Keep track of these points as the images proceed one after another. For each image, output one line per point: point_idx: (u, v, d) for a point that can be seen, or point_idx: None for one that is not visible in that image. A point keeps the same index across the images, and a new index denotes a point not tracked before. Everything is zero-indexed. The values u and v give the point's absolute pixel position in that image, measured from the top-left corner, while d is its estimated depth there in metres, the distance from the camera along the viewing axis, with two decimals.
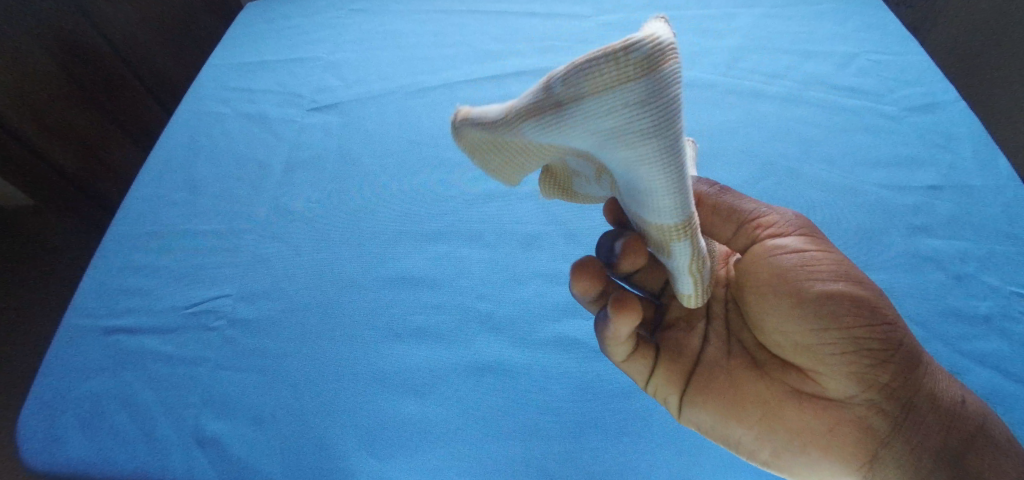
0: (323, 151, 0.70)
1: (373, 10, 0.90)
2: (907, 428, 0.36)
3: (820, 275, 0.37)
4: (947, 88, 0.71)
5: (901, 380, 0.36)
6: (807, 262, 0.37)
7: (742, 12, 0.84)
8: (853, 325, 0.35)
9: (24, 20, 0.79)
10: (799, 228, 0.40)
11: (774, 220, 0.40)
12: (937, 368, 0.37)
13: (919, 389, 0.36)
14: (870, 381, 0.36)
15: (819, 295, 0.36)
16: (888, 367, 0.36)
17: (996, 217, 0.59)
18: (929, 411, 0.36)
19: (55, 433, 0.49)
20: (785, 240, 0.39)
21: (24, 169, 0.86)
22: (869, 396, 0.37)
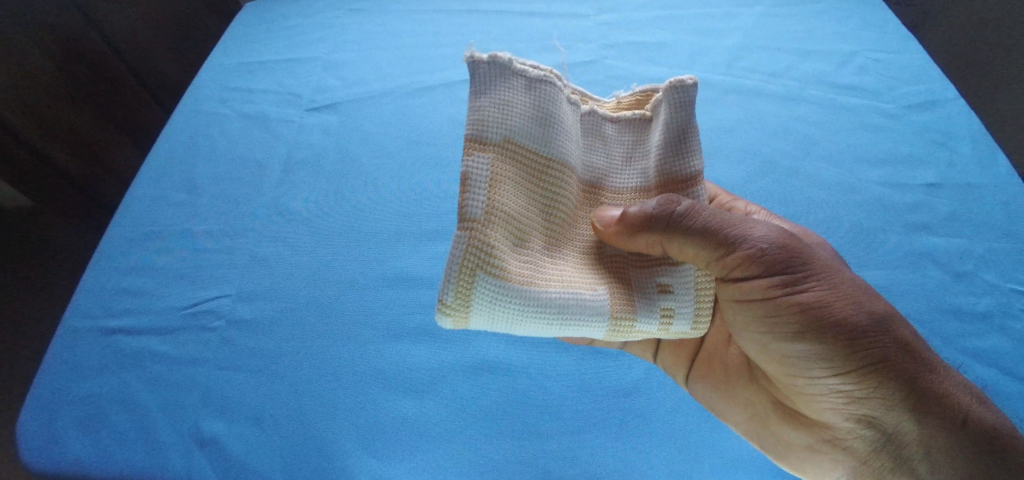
0: (323, 151, 0.70)
1: (372, 10, 0.90)
2: (898, 458, 0.37)
3: (785, 321, 0.39)
4: (946, 87, 0.71)
5: (882, 414, 0.37)
6: (775, 306, 0.39)
7: (742, 11, 0.84)
8: (818, 368, 0.39)
9: (24, 21, 0.79)
10: (775, 260, 0.38)
11: (753, 249, 0.38)
12: (937, 379, 0.36)
13: (907, 426, 0.36)
14: (849, 413, 0.39)
15: (784, 343, 0.40)
16: (864, 403, 0.38)
17: (996, 215, 0.59)
18: (920, 449, 0.36)
19: (54, 434, 0.49)
20: (758, 277, 0.39)
21: (24, 170, 0.87)
22: (855, 423, 0.40)
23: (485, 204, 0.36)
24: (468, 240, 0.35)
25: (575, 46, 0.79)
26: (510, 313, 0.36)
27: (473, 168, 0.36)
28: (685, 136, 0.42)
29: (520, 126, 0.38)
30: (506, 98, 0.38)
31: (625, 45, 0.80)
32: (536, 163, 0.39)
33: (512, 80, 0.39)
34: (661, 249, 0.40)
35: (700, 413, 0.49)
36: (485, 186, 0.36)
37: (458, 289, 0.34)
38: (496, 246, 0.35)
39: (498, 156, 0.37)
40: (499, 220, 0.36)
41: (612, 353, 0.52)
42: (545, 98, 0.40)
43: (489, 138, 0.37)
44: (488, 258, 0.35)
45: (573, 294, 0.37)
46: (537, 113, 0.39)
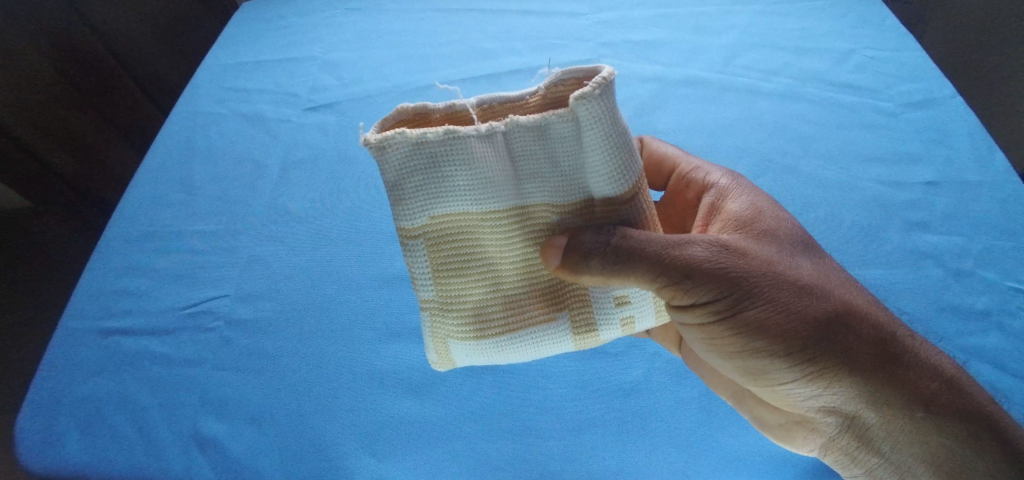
0: (320, 151, 0.70)
1: (370, 10, 0.90)
2: (864, 437, 0.39)
3: (734, 336, 0.38)
4: (944, 84, 0.71)
5: (845, 405, 0.38)
6: (722, 322, 0.38)
7: (740, 9, 0.84)
8: (778, 376, 0.39)
9: (20, 22, 0.79)
10: (710, 280, 0.37)
11: (689, 270, 0.37)
12: (899, 371, 0.36)
13: (869, 413, 0.37)
14: (815, 406, 0.40)
15: (740, 356, 0.39)
16: (827, 398, 0.38)
17: (994, 213, 0.59)
18: (883, 431, 0.37)
19: (51, 436, 0.48)
20: (699, 297, 0.37)
21: (12, 164, 0.87)
22: (822, 413, 0.40)
23: (435, 285, 0.38)
24: (431, 316, 0.39)
25: (573, 45, 0.79)
26: (487, 362, 0.40)
27: (414, 254, 0.38)
28: (619, 148, 0.35)
29: (437, 197, 0.36)
30: (417, 178, 0.36)
31: (622, 44, 0.80)
32: (468, 224, 0.37)
33: (414, 155, 0.35)
34: (607, 284, 0.38)
35: (699, 411, 0.49)
36: (429, 270, 0.38)
37: (439, 350, 0.41)
38: (454, 315, 0.39)
39: (429, 238, 0.37)
40: (451, 295, 0.38)
41: (610, 352, 0.52)
42: (453, 154, 0.35)
43: (415, 225, 0.37)
44: (453, 328, 0.39)
45: (539, 337, 0.39)
46: (452, 181, 0.36)
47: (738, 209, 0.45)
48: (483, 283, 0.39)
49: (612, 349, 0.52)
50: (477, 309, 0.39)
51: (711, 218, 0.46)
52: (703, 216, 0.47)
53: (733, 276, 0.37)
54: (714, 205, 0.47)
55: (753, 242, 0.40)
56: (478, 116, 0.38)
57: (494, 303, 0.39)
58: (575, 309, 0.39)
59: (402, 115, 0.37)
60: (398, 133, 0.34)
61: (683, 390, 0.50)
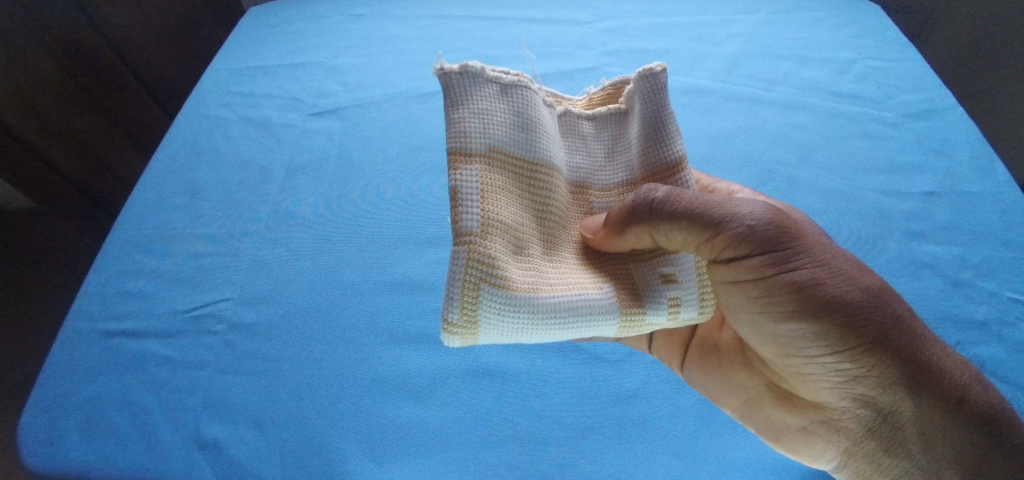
0: (325, 156, 0.71)
1: (375, 16, 0.91)
2: (892, 435, 0.39)
3: (780, 306, 0.39)
4: (944, 95, 0.71)
5: (878, 394, 0.38)
6: (769, 290, 0.39)
7: (742, 19, 0.84)
8: (815, 349, 0.39)
9: (27, 24, 0.80)
10: (766, 246, 0.38)
11: (743, 233, 0.37)
12: (934, 362, 0.37)
13: (903, 404, 0.37)
14: (846, 392, 0.40)
15: (781, 324, 0.40)
16: (861, 382, 0.38)
17: (994, 223, 0.59)
18: (914, 428, 0.37)
19: (53, 436, 0.49)
20: (750, 263, 0.38)
21: (23, 169, 0.86)
22: (852, 402, 0.40)
23: (483, 217, 0.36)
24: (467, 257, 0.35)
25: (575, 55, 0.80)
26: (520, 327, 0.36)
27: (463, 181, 0.36)
28: (666, 124, 0.42)
29: (501, 131, 0.39)
30: (485, 105, 0.39)
31: (624, 52, 0.80)
32: (523, 172, 0.40)
33: (487, 89, 0.39)
34: (652, 240, 0.39)
35: (699, 418, 0.49)
36: (479, 199, 0.36)
37: (463, 306, 0.35)
38: (498, 258, 0.35)
39: (483, 167, 0.37)
40: (499, 232, 0.36)
41: (610, 359, 0.53)
42: (521, 99, 0.40)
43: (472, 150, 0.38)
44: (493, 272, 0.35)
45: (585, 295, 0.37)
46: (516, 120, 0.39)
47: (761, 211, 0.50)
48: (529, 234, 0.39)
49: (612, 356, 0.53)
50: (519, 258, 0.37)
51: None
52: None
53: (790, 246, 0.38)
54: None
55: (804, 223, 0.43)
56: None
57: (536, 259, 0.38)
58: (618, 287, 0.39)
59: None
60: (477, 65, 0.39)
61: (684, 397, 0.50)
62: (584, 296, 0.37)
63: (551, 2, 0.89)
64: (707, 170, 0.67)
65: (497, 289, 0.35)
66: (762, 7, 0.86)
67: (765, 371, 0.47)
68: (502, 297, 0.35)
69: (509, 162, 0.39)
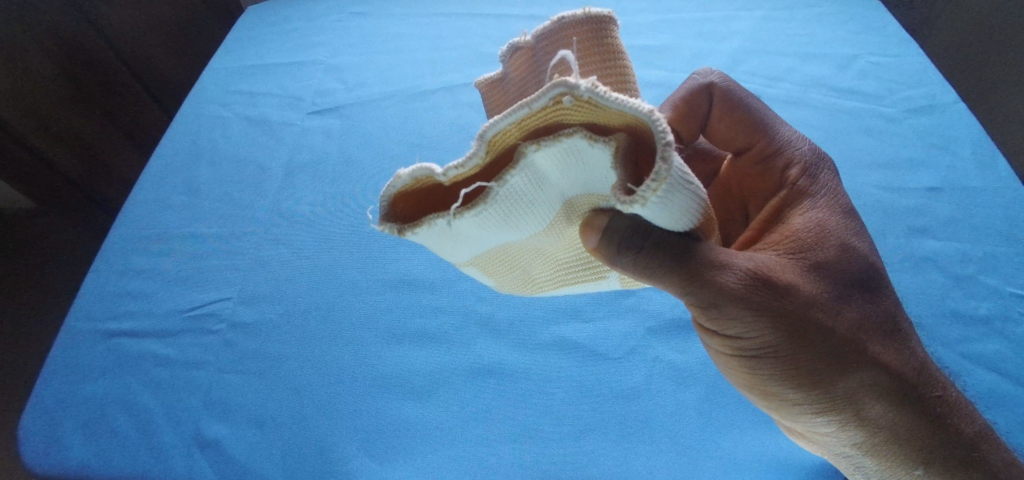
0: (325, 155, 0.70)
1: (375, 14, 0.90)
2: (861, 472, 0.38)
3: (751, 366, 0.36)
4: (946, 90, 0.71)
5: (849, 449, 0.37)
6: (740, 350, 0.36)
7: (743, 15, 0.84)
8: (782, 404, 0.37)
9: (26, 24, 0.79)
10: (740, 317, 0.33)
11: (719, 304, 0.33)
12: (913, 435, 0.33)
13: (869, 458, 0.36)
14: (817, 437, 0.38)
15: (751, 378, 0.37)
16: (829, 434, 0.36)
17: (997, 219, 0.59)
18: (881, 475, 0.37)
19: (54, 437, 0.49)
20: (722, 324, 0.35)
21: (27, 171, 0.88)
22: (822, 444, 0.39)
23: (496, 276, 0.43)
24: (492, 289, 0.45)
25: None
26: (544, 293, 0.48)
27: (468, 269, 0.40)
28: (679, 217, 0.29)
29: (480, 248, 0.35)
30: (457, 244, 0.33)
31: (626, 49, 0.80)
32: (516, 247, 0.37)
33: (438, 237, 0.31)
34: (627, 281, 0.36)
35: (699, 416, 0.49)
36: (486, 274, 0.41)
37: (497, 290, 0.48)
38: (511, 288, 0.45)
39: (480, 261, 0.39)
40: (509, 278, 0.44)
41: (611, 357, 0.52)
42: (487, 222, 0.31)
43: (464, 260, 0.38)
44: (511, 289, 0.46)
45: (591, 284, 0.46)
46: (487, 234, 0.33)
47: (804, 224, 0.37)
48: (538, 267, 0.43)
49: (614, 353, 0.53)
50: (531, 280, 0.44)
51: (772, 221, 0.40)
52: (765, 216, 0.40)
53: (765, 316, 0.33)
54: (779, 210, 0.40)
55: (803, 269, 0.35)
56: (503, 134, 0.28)
57: (547, 278, 0.44)
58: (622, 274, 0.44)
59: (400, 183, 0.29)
60: (411, 235, 0.30)
61: (686, 394, 0.50)
62: (591, 285, 0.46)
63: None
64: None
65: (520, 291, 0.47)
66: (764, 3, 0.86)
67: None
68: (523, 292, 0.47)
69: (498, 250, 0.37)
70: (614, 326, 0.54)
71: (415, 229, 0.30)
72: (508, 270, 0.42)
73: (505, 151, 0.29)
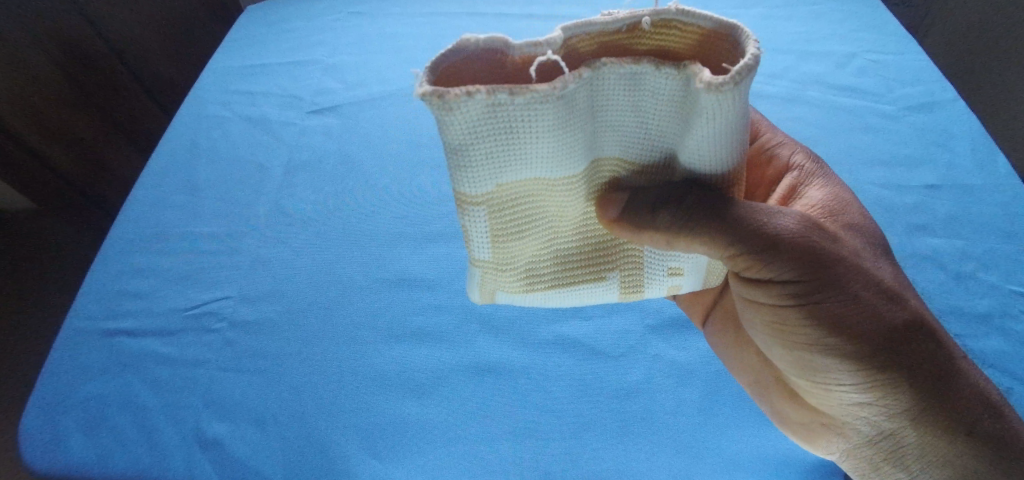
0: (324, 154, 0.71)
1: (374, 13, 0.91)
2: (894, 451, 0.40)
3: (796, 326, 0.38)
4: (945, 88, 0.71)
5: (882, 415, 0.38)
6: (784, 310, 0.38)
7: (742, 13, 0.84)
8: (823, 366, 0.39)
9: (25, 24, 0.79)
10: (795, 265, 0.36)
11: (771, 258, 0.36)
12: (950, 387, 0.36)
13: (908, 430, 0.37)
14: (849, 406, 0.40)
15: (794, 339, 0.39)
16: (866, 400, 0.38)
17: (997, 216, 0.59)
18: (916, 450, 0.38)
19: (54, 436, 0.49)
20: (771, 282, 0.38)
21: (37, 181, 0.90)
22: (855, 418, 0.41)
23: (493, 247, 0.39)
24: (481, 275, 0.41)
25: None
26: (530, 303, 0.44)
27: (471, 218, 0.37)
28: (733, 140, 0.33)
29: (511, 167, 0.34)
30: (490, 142, 0.32)
31: None
32: (536, 190, 0.37)
33: (487, 118, 0.31)
34: (676, 245, 0.39)
35: (700, 413, 0.49)
36: (489, 235, 0.38)
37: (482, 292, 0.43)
38: (505, 275, 0.41)
39: (492, 204, 0.36)
40: (508, 254, 0.40)
41: (610, 354, 0.52)
42: (536, 120, 0.31)
43: (478, 191, 0.35)
44: (500, 283, 0.42)
45: (590, 288, 0.43)
46: (525, 145, 0.33)
47: (820, 197, 0.44)
48: (540, 242, 0.40)
49: (613, 351, 0.53)
50: (530, 264, 0.41)
51: (789, 200, 0.45)
52: (782, 195, 0.46)
53: (819, 262, 0.36)
54: (794, 188, 0.46)
55: (840, 232, 0.39)
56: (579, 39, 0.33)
57: (546, 263, 0.42)
58: (625, 271, 0.42)
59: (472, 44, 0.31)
60: (470, 95, 0.29)
61: (686, 391, 0.50)
62: (585, 293, 0.43)
63: None
64: None
65: (510, 292, 0.43)
66: (762, 2, 0.86)
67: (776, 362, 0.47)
68: (512, 296, 0.43)
69: (520, 188, 0.36)
70: (614, 324, 0.54)
71: (478, 87, 0.29)
72: (510, 237, 0.38)
73: (573, 62, 0.34)
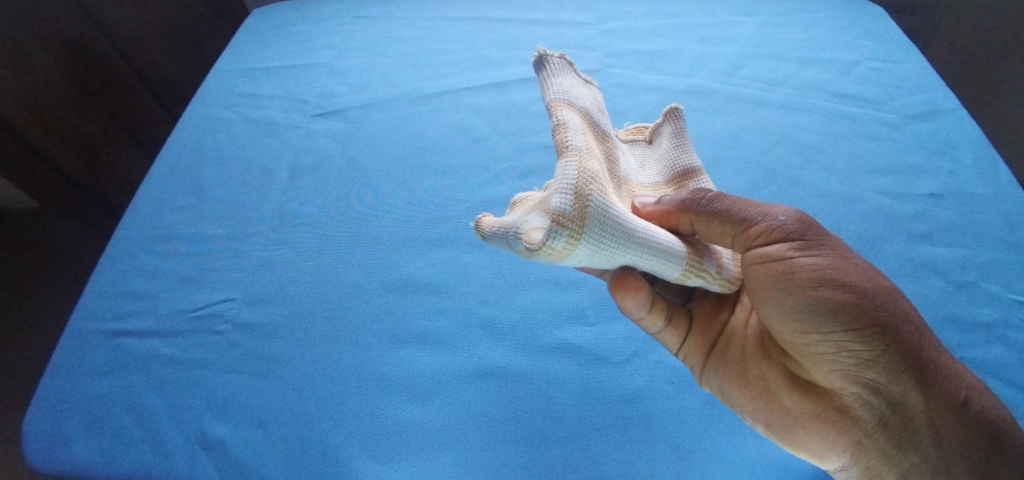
0: (328, 157, 0.71)
1: (379, 17, 0.91)
2: (903, 429, 0.39)
3: (804, 300, 0.39)
4: (947, 97, 0.72)
5: (889, 388, 0.38)
6: (790, 274, 0.39)
7: (744, 20, 0.85)
8: (832, 328, 0.38)
9: (31, 25, 0.80)
10: (797, 237, 0.40)
11: (776, 227, 0.40)
12: (941, 354, 0.38)
13: (913, 398, 0.38)
14: (857, 380, 0.40)
15: (800, 301, 0.39)
16: (873, 366, 0.38)
17: (997, 226, 0.59)
18: (926, 424, 0.38)
19: (58, 437, 0.49)
20: (778, 249, 0.39)
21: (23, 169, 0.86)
22: (862, 393, 0.40)
23: (585, 144, 0.37)
24: (579, 165, 0.35)
25: (578, 56, 0.80)
26: (618, 237, 0.35)
27: (566, 114, 0.39)
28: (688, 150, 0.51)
29: (589, 104, 0.43)
30: (573, 84, 0.44)
31: (628, 53, 0.80)
32: (601, 135, 0.43)
33: (571, 74, 0.45)
34: (692, 228, 0.42)
35: (700, 419, 0.49)
36: (581, 131, 0.38)
37: (577, 201, 0.33)
38: (600, 175, 0.36)
39: (580, 115, 0.40)
40: (595, 158, 0.37)
41: (613, 359, 0.52)
42: (593, 95, 0.47)
43: (570, 103, 0.41)
44: (599, 182, 0.35)
45: (661, 231, 0.39)
46: (595, 103, 0.45)
47: None
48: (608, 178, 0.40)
49: (617, 357, 0.53)
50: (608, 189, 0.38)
51: None
52: None
53: (815, 238, 0.40)
54: None
55: None
56: None
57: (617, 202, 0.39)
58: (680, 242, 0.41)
59: None
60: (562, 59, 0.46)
61: (688, 398, 0.50)
62: (661, 239, 0.38)
63: (552, 4, 0.89)
64: (710, 170, 0.66)
65: (606, 202, 0.34)
66: (764, 9, 0.86)
67: (776, 362, 0.46)
68: (606, 212, 0.34)
69: (593, 125, 0.42)
70: (616, 330, 0.54)
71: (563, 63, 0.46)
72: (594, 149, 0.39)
73: None
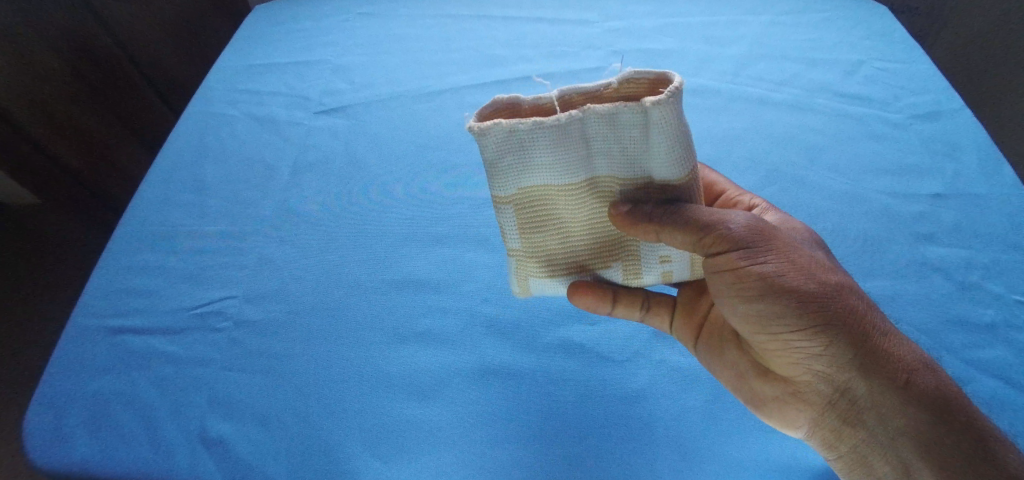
0: (331, 154, 0.71)
1: (383, 14, 0.91)
2: (854, 417, 0.40)
3: (751, 300, 0.40)
4: (951, 97, 0.71)
5: (838, 377, 0.39)
6: (739, 280, 0.40)
7: (750, 20, 0.84)
8: (780, 324, 0.40)
9: (32, 20, 0.80)
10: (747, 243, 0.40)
11: (729, 237, 0.40)
12: (888, 348, 0.38)
13: (862, 388, 0.39)
14: (810, 371, 0.41)
15: (747, 300, 0.40)
16: (821, 357, 0.39)
17: (1002, 226, 0.59)
18: (875, 414, 0.38)
19: (58, 434, 0.49)
20: (728, 257, 0.40)
21: (22, 160, 0.87)
22: (816, 382, 0.41)
23: (520, 241, 0.47)
24: (515, 262, 0.49)
25: (582, 55, 0.80)
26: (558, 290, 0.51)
27: (505, 215, 0.46)
28: (682, 150, 0.41)
29: (531, 175, 0.43)
30: (513, 160, 0.42)
31: (633, 52, 0.80)
32: (549, 194, 0.44)
33: (510, 138, 0.40)
34: (657, 237, 0.43)
35: (703, 418, 0.49)
36: (516, 229, 0.46)
37: (517, 283, 0.51)
38: (532, 267, 0.49)
39: (518, 204, 0.45)
40: (533, 247, 0.47)
41: (615, 359, 0.52)
42: (540, 141, 0.41)
43: (507, 196, 0.44)
44: (530, 274, 0.50)
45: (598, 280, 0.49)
46: (540, 164, 0.42)
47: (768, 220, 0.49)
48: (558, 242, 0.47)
49: (618, 356, 0.53)
50: (553, 256, 0.48)
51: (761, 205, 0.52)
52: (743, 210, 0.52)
53: (766, 243, 0.40)
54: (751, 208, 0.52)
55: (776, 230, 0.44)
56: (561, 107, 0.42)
57: (566, 257, 0.49)
58: (625, 261, 0.49)
59: (497, 104, 0.41)
60: (495, 123, 0.39)
61: (689, 397, 0.50)
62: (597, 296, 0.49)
63: (557, 3, 0.89)
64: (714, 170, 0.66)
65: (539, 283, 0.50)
66: (770, 8, 0.86)
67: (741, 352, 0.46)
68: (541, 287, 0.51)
69: (539, 195, 0.44)
70: (618, 330, 0.54)
71: (498, 121, 0.39)
72: (533, 237, 0.47)
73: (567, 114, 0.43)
